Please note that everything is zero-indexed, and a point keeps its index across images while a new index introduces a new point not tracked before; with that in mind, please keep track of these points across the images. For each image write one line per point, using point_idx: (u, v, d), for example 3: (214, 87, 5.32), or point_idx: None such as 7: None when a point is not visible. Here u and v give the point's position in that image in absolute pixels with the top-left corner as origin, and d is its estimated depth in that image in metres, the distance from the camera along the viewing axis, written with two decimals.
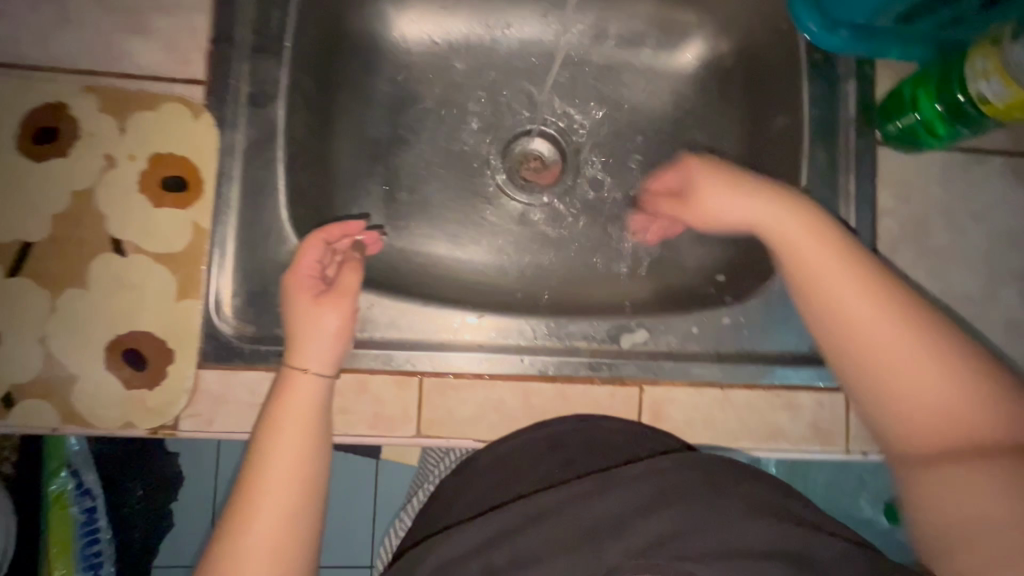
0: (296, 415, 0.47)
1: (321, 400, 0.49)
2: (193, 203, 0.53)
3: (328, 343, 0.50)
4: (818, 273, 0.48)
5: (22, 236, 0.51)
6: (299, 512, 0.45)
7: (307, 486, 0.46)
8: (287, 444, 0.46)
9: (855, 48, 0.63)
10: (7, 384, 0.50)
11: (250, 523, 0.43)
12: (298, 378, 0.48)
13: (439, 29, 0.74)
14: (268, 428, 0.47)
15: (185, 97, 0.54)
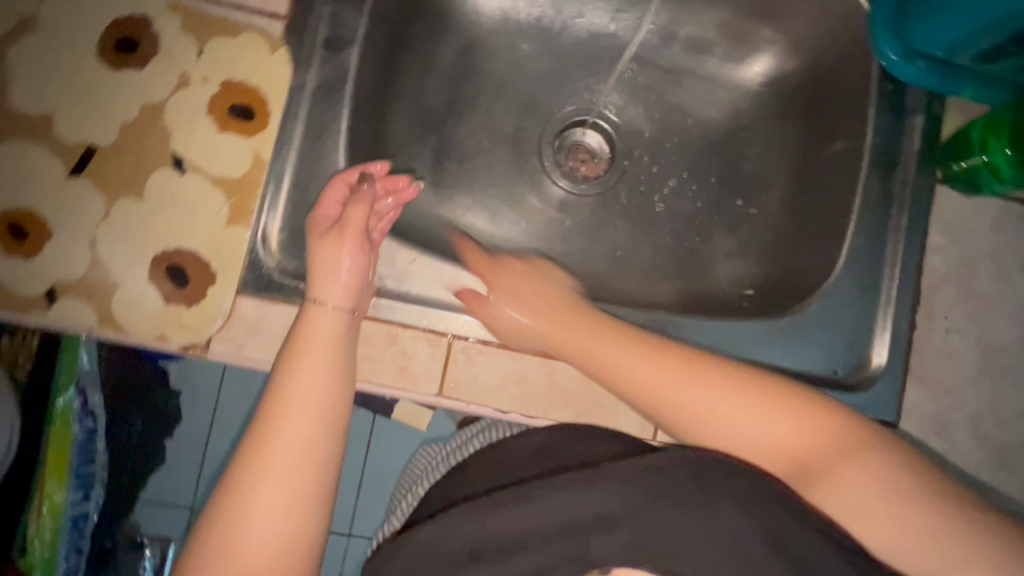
0: (318, 342, 0.47)
1: (340, 332, 0.49)
2: (257, 134, 0.54)
3: (343, 279, 0.50)
4: (591, 348, 0.52)
5: (88, 139, 0.52)
6: (321, 435, 0.44)
7: (326, 414, 0.45)
8: (311, 370, 0.46)
9: (928, 80, 0.62)
10: (51, 279, 0.51)
11: (269, 450, 0.43)
12: (317, 311, 0.49)
13: (512, 6, 0.75)
14: (291, 353, 0.47)
15: (265, 31, 0.55)
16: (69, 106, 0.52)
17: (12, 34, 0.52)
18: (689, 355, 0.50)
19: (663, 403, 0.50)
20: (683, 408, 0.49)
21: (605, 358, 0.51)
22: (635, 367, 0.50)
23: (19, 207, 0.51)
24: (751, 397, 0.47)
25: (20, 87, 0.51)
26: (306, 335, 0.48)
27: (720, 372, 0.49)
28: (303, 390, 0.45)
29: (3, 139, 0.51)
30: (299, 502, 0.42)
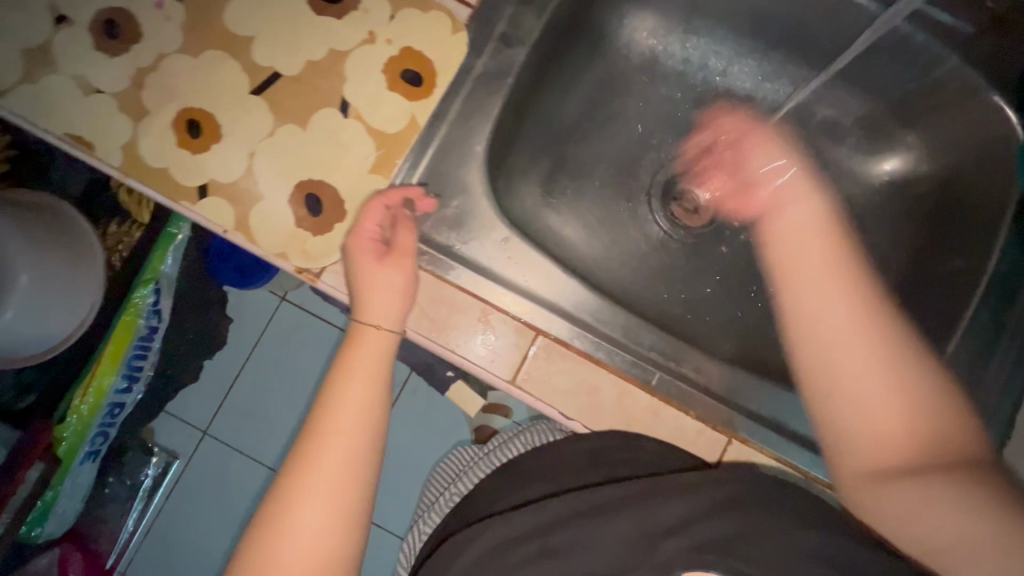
0: (368, 361, 0.51)
1: (387, 354, 0.53)
2: (418, 100, 0.57)
3: (394, 298, 0.53)
4: (814, 273, 0.48)
5: (277, 67, 0.57)
6: (363, 448, 0.48)
7: (370, 428, 0.49)
8: (357, 391, 0.49)
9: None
10: (207, 177, 0.56)
11: (317, 459, 0.46)
12: (368, 333, 0.52)
13: (665, 49, 0.77)
14: (338, 373, 0.50)
15: (451, 12, 0.59)
16: (270, 36, 0.57)
17: None
18: (889, 355, 0.44)
19: (826, 346, 0.46)
20: (853, 364, 0.44)
21: (831, 309, 0.46)
22: (852, 329, 0.45)
23: (201, 109, 0.56)
24: (924, 427, 0.43)
25: (235, 10, 0.57)
26: (355, 356, 0.52)
27: (920, 388, 0.43)
28: (349, 408, 0.49)
29: (208, 49, 0.57)
30: (342, 515, 0.45)
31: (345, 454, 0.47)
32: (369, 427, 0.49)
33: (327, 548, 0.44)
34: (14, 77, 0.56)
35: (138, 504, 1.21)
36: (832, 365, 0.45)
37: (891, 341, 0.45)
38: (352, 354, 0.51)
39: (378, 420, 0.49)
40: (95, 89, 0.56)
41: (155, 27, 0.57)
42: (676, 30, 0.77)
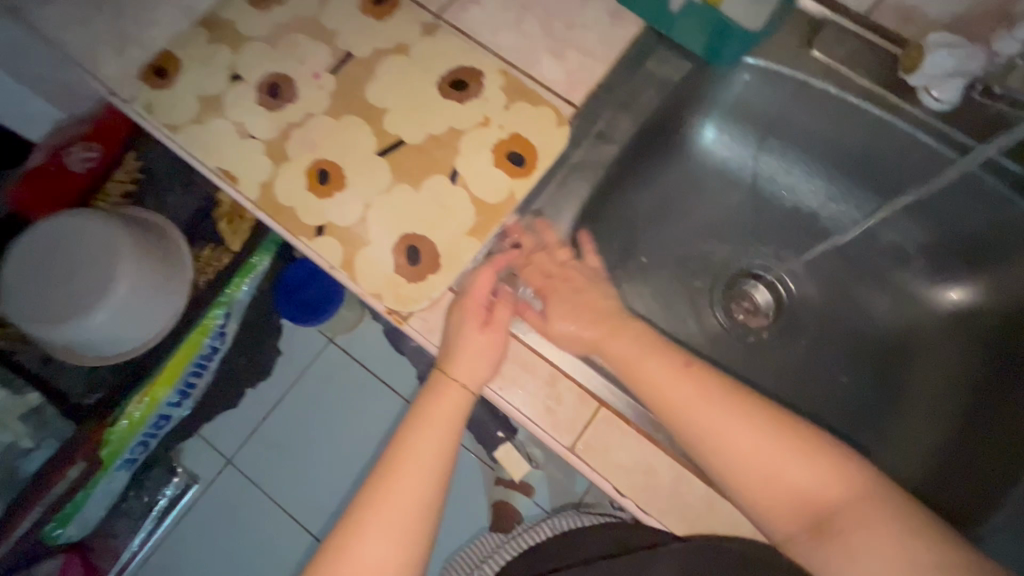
0: (442, 415, 0.58)
1: (461, 411, 0.58)
2: (519, 178, 0.64)
3: (482, 363, 0.57)
4: (638, 363, 0.58)
5: (401, 135, 0.66)
6: (427, 495, 0.55)
7: (436, 475, 0.56)
8: (429, 441, 0.57)
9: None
10: (326, 218, 0.63)
11: (386, 496, 0.54)
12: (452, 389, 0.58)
13: (738, 161, 0.82)
14: (414, 423, 0.58)
15: (558, 109, 0.67)
16: (401, 109, 0.67)
17: (390, 51, 0.69)
18: (727, 406, 0.55)
19: (669, 403, 0.56)
20: (705, 418, 0.55)
21: (673, 377, 0.57)
22: (683, 393, 0.56)
23: (332, 161, 0.65)
24: (776, 447, 0.53)
25: (376, 85, 0.68)
26: (435, 408, 0.58)
27: (757, 426, 0.54)
28: (417, 456, 0.56)
29: (347, 115, 0.67)
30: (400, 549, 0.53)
31: (407, 499, 0.54)
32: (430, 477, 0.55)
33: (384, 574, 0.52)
34: (187, 118, 0.67)
35: (149, 525, 1.23)
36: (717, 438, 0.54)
37: (715, 389, 0.56)
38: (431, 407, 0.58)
39: (441, 470, 0.56)
40: (249, 135, 0.66)
41: (309, 92, 0.67)
42: (750, 145, 0.81)
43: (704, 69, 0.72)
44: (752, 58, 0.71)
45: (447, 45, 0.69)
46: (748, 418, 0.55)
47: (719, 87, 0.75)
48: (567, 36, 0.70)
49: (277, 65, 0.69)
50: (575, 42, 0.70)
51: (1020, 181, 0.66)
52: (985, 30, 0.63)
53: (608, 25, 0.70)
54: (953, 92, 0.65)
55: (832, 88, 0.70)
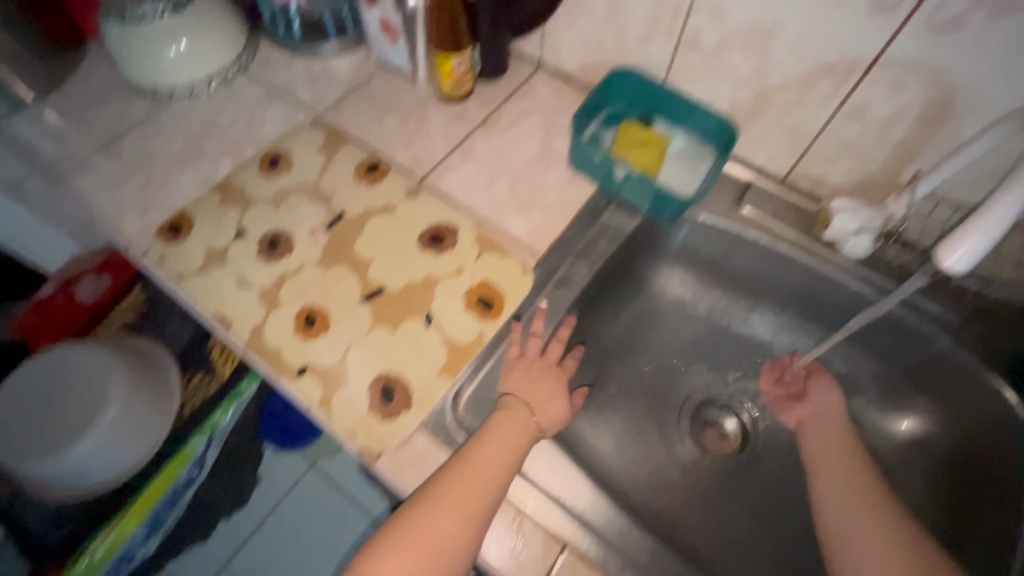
0: (516, 432, 0.64)
1: (526, 437, 0.65)
2: (488, 320, 0.71)
3: (555, 412, 0.70)
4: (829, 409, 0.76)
5: (384, 283, 0.74)
6: (489, 492, 0.58)
7: (494, 483, 0.59)
8: (496, 449, 0.61)
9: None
10: (309, 360, 0.68)
11: (453, 483, 0.58)
12: (523, 411, 0.66)
13: (694, 296, 0.91)
14: (487, 432, 0.63)
15: (523, 258, 0.76)
16: (384, 260, 0.76)
17: (377, 210, 0.80)
18: (851, 453, 0.69)
19: (817, 444, 0.72)
20: (838, 454, 0.70)
21: (827, 427, 0.74)
22: (830, 446, 0.71)
23: (320, 307, 0.72)
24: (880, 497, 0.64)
25: (364, 239, 0.77)
26: (509, 422, 0.64)
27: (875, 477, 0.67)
28: (490, 454, 0.61)
29: (337, 265, 0.75)
30: (463, 529, 0.55)
31: (474, 488, 0.57)
32: (502, 471, 0.60)
33: (439, 549, 0.55)
34: (192, 269, 0.75)
35: None
36: (825, 433, 0.73)
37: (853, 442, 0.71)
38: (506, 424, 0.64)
39: (508, 474, 0.60)
40: (246, 284, 0.74)
41: (304, 247, 0.77)
42: (703, 282, 0.91)
43: (651, 221, 0.83)
44: (692, 212, 0.82)
45: (427, 205, 0.80)
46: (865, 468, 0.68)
47: (667, 235, 0.86)
48: (531, 197, 0.82)
49: (278, 222, 0.79)
50: (538, 202, 0.81)
51: (942, 318, 0.72)
52: (880, 193, 0.74)
53: (565, 187, 0.82)
54: (864, 245, 0.73)
55: (763, 238, 0.81)
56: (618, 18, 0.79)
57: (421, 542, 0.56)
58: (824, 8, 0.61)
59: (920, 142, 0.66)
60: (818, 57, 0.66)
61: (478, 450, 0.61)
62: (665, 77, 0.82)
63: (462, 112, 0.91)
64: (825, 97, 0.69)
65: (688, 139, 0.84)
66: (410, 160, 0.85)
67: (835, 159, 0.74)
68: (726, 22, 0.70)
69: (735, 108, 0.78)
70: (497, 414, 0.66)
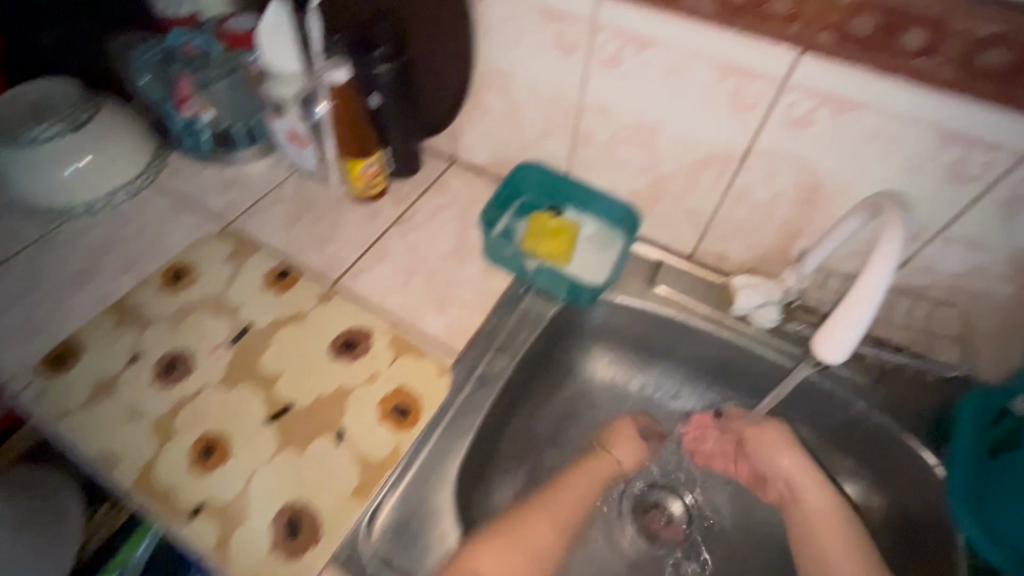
0: (597, 474, 0.81)
1: (601, 480, 0.81)
2: (404, 430, 0.68)
3: (635, 448, 0.84)
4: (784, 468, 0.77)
5: (291, 400, 0.70)
6: (564, 522, 0.75)
7: (572, 515, 0.76)
8: (580, 484, 0.79)
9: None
10: (205, 497, 0.62)
11: (536, 512, 0.74)
12: (604, 455, 0.83)
13: (622, 378, 0.90)
14: (576, 471, 0.80)
15: (439, 359, 0.74)
16: (293, 374, 0.72)
17: (285, 320, 0.77)
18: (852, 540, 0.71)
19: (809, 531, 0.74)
20: (829, 538, 0.72)
21: (810, 501, 0.75)
22: (813, 526, 0.74)
23: (219, 433, 0.67)
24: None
25: (270, 354, 0.74)
26: (586, 467, 0.81)
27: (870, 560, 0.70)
28: (570, 491, 0.78)
29: (240, 384, 0.71)
30: (552, 548, 0.73)
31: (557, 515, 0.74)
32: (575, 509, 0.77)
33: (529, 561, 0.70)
34: (76, 403, 0.69)
35: None
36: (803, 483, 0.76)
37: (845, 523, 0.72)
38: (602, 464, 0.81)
39: (582, 511, 0.77)
40: (137, 414, 0.68)
41: (205, 367, 0.72)
42: (630, 362, 0.90)
43: (569, 307, 0.83)
44: (607, 295, 0.83)
45: (340, 310, 0.78)
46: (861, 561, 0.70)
47: (587, 319, 0.86)
48: (447, 293, 0.81)
49: (177, 342, 0.74)
50: (454, 298, 0.81)
51: (855, 382, 0.72)
52: (777, 266, 0.77)
53: (481, 280, 0.83)
54: (772, 315, 0.75)
55: (678, 314, 0.81)
56: (517, 118, 0.83)
57: (521, 546, 0.70)
58: (695, 107, 0.66)
59: (803, 222, 0.70)
60: (699, 149, 0.70)
61: (574, 474, 0.80)
62: (568, 169, 0.86)
63: (375, 211, 0.91)
64: (712, 183, 0.73)
65: (598, 225, 0.87)
66: (323, 264, 0.84)
67: (731, 237, 0.78)
68: (612, 120, 0.74)
69: (635, 195, 0.82)
70: (579, 462, 0.82)
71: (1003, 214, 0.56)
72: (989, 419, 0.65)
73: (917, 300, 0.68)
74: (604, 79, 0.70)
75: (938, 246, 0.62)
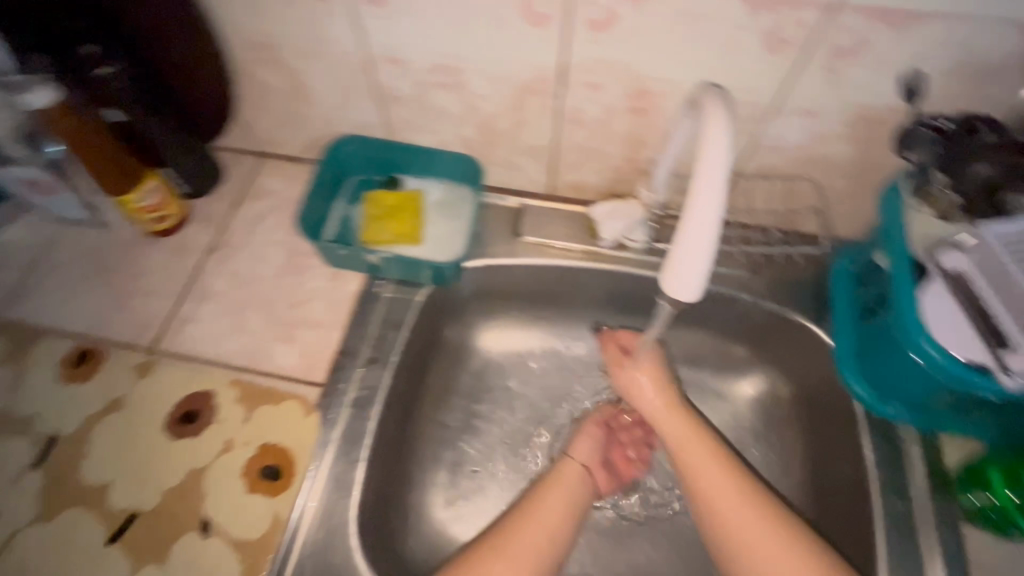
0: (572, 488, 0.67)
1: (578, 485, 0.67)
2: (280, 494, 0.59)
3: (587, 442, 0.71)
4: (665, 424, 0.68)
5: (133, 507, 0.58)
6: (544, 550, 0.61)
7: (547, 539, 0.62)
8: (556, 500, 0.65)
9: (981, 380, 0.46)
10: None
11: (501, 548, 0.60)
12: (569, 462, 0.69)
13: (520, 340, 0.83)
14: (545, 486, 0.67)
15: (302, 396, 0.64)
16: (126, 475, 0.60)
17: (100, 413, 0.63)
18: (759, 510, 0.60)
19: (716, 520, 0.62)
20: (704, 479, 0.64)
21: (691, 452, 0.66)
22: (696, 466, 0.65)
23: None
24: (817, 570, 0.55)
25: (93, 462, 0.60)
26: (562, 475, 0.68)
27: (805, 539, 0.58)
28: (546, 516, 0.63)
29: (66, 509, 0.58)
30: None
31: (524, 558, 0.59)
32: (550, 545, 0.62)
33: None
34: None
35: None
36: (670, 432, 0.68)
37: (751, 495, 0.62)
38: (567, 472, 0.68)
39: (570, 526, 0.64)
40: None
41: (12, 504, 0.58)
42: (522, 321, 0.83)
43: (438, 288, 0.74)
44: (474, 263, 0.74)
45: (168, 377, 0.65)
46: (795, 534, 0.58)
47: (462, 293, 0.77)
48: (293, 318, 0.70)
49: None
50: (304, 320, 0.70)
51: (733, 279, 0.70)
52: (635, 182, 0.71)
53: (329, 289, 0.72)
54: (642, 235, 0.71)
55: (549, 261, 0.75)
56: (308, 91, 0.70)
57: None
58: (488, 31, 0.56)
59: (643, 130, 0.63)
60: (511, 79, 0.61)
61: (545, 494, 0.66)
62: (388, 134, 0.73)
63: (181, 245, 0.75)
64: (539, 111, 0.64)
65: (443, 186, 0.77)
66: (133, 327, 0.69)
67: (580, 164, 0.71)
68: (408, 68, 0.62)
69: (468, 144, 0.72)
70: (546, 476, 0.68)
71: (828, 73, 0.52)
72: (857, 278, 0.66)
73: (771, 180, 0.65)
74: (379, 19, 0.58)
75: (777, 120, 0.58)
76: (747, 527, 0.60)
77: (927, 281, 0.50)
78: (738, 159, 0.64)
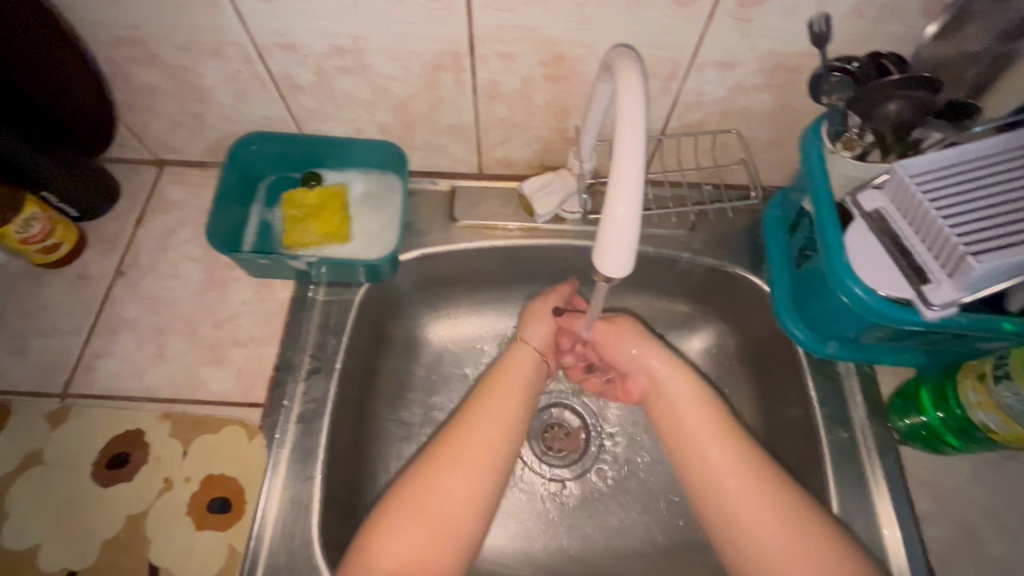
0: (523, 375, 0.64)
1: (530, 370, 0.65)
2: (232, 526, 0.56)
3: (542, 326, 0.69)
4: (655, 370, 0.66)
5: (69, 565, 0.54)
6: (504, 438, 0.58)
7: (508, 428, 0.59)
8: (507, 391, 0.62)
9: (906, 313, 0.48)
10: None
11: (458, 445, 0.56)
12: (521, 348, 0.67)
13: (470, 325, 0.80)
14: (496, 380, 0.63)
15: (244, 419, 0.60)
16: (54, 532, 0.55)
17: (15, 471, 0.57)
18: (781, 503, 0.54)
19: (725, 509, 0.56)
20: (690, 418, 0.62)
21: (670, 390, 0.64)
22: (683, 407, 0.63)
23: None
24: (802, 542, 0.51)
25: (13, 524, 0.55)
26: (510, 363, 0.65)
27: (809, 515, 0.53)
28: (498, 409, 0.60)
29: None
30: (484, 478, 0.55)
31: (477, 459, 0.55)
32: (504, 439, 0.58)
33: (451, 526, 0.52)
34: None
35: None
36: (656, 372, 0.66)
37: (755, 468, 0.56)
38: (520, 359, 0.65)
39: (526, 415, 0.62)
40: None
41: None
42: (469, 306, 0.80)
43: (375, 285, 0.70)
44: (411, 255, 0.71)
45: (86, 421, 0.59)
46: (818, 534, 0.52)
47: (402, 287, 0.74)
48: (220, 338, 0.65)
49: None
50: (234, 339, 0.65)
51: (672, 239, 0.71)
52: (564, 152, 0.69)
53: (257, 302, 0.67)
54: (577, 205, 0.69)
55: (487, 243, 0.72)
56: (198, 90, 0.63)
57: (439, 509, 0.53)
58: (384, 8, 0.51)
59: (564, 97, 0.61)
60: (418, 57, 0.57)
61: (499, 383, 0.63)
62: (298, 128, 0.68)
63: (81, 273, 0.68)
64: (455, 88, 0.60)
65: (367, 178, 0.73)
66: (39, 372, 0.62)
67: (506, 139, 0.68)
68: (305, 54, 0.57)
69: (387, 130, 0.67)
70: (496, 367, 0.65)
71: (740, 23, 0.51)
72: (789, 227, 0.67)
73: (698, 136, 0.65)
74: (260, 4, 0.52)
75: (695, 76, 0.57)
76: (728, 476, 0.57)
77: (850, 223, 0.52)
78: (664, 119, 0.63)
